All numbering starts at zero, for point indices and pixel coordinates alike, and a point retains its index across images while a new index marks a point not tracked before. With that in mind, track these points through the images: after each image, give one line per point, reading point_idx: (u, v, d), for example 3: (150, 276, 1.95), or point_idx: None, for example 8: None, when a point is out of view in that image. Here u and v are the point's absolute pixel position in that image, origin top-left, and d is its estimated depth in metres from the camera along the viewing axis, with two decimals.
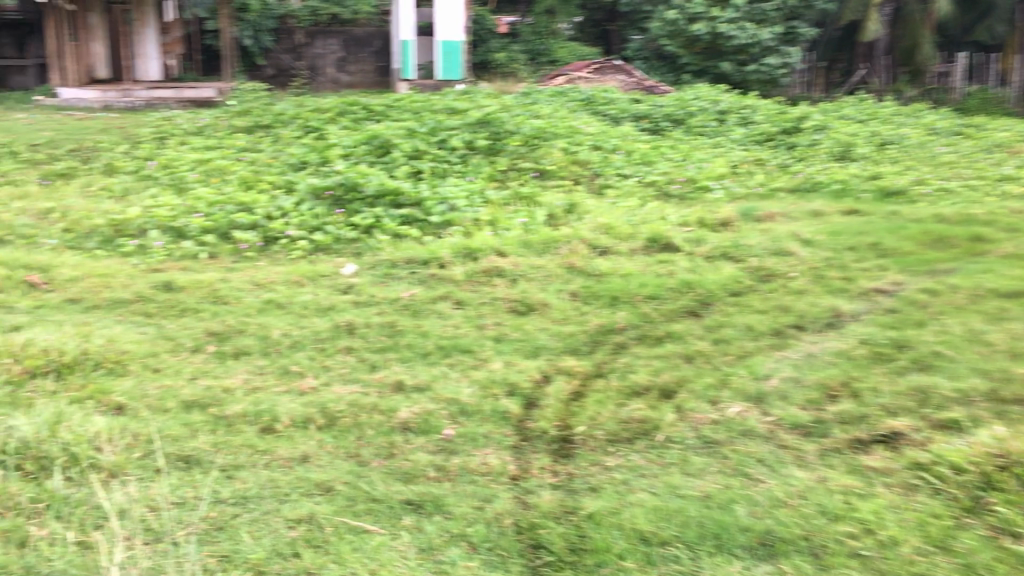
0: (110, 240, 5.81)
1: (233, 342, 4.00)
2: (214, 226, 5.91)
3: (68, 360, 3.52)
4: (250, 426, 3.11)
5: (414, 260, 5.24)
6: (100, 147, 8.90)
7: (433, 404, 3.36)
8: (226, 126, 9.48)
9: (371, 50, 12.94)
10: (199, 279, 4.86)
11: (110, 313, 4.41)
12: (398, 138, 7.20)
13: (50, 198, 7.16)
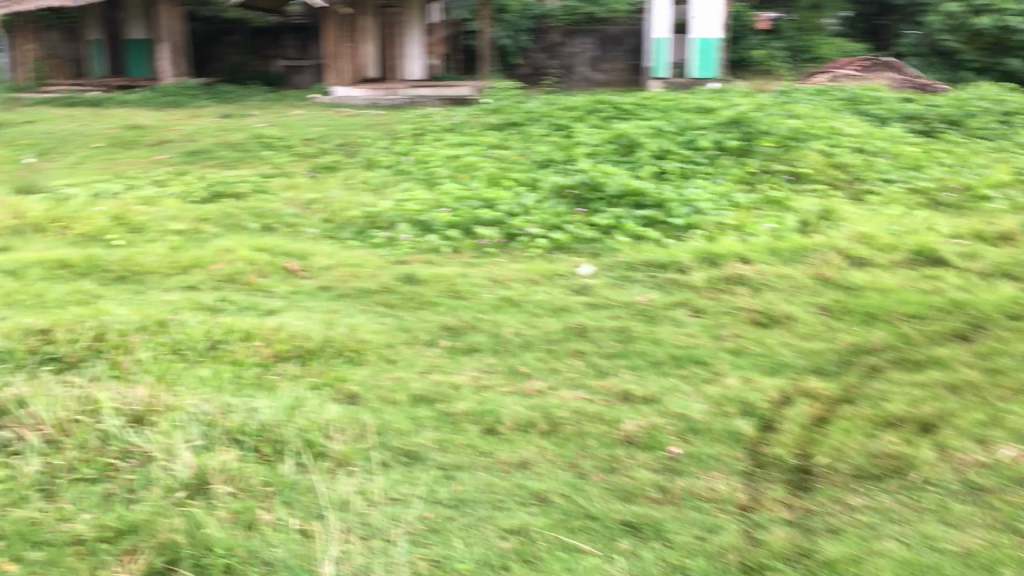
0: (363, 231, 6.13)
1: (465, 338, 4.03)
2: (458, 221, 6.07)
3: (311, 347, 3.61)
4: (473, 425, 3.07)
5: (652, 263, 5.07)
6: (364, 143, 9.58)
7: (660, 418, 3.17)
8: (478, 124, 9.79)
9: (624, 49, 12.91)
10: (440, 273, 5.02)
11: (356, 302, 4.63)
12: (644, 138, 7.07)
13: (316, 188, 7.70)
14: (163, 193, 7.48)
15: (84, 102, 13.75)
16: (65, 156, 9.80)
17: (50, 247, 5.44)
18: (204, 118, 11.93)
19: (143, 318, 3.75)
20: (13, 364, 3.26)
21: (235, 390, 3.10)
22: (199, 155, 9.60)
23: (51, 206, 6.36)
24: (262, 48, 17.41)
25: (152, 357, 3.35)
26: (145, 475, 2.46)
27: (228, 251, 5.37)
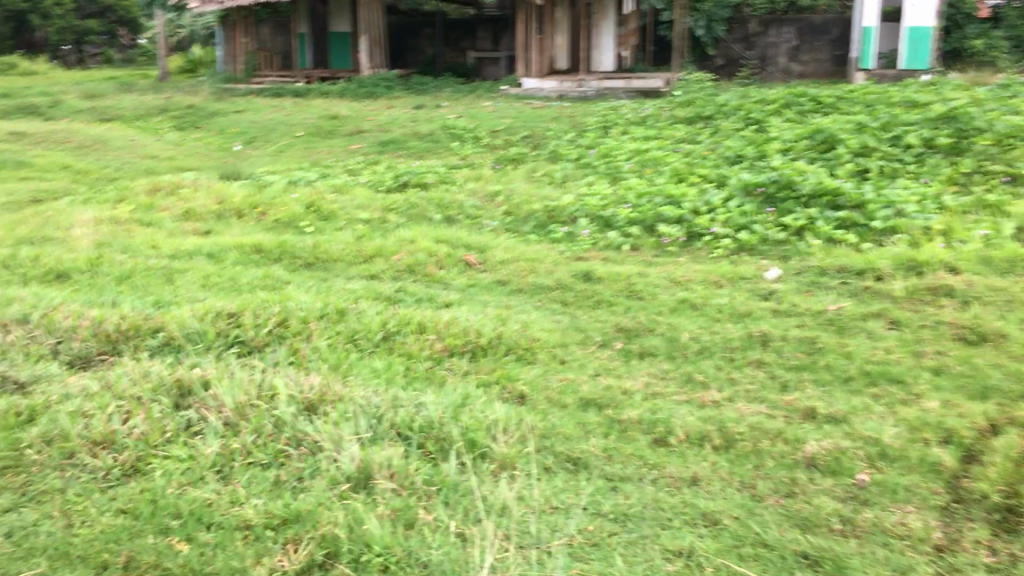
0: (544, 225, 6.15)
1: (640, 341, 3.91)
2: (640, 218, 5.94)
3: (483, 343, 3.61)
4: (643, 435, 2.95)
5: (847, 268, 4.75)
6: (550, 136, 9.60)
7: (847, 440, 2.92)
8: (667, 117, 9.59)
9: (828, 39, 12.63)
10: (618, 271, 4.93)
11: (531, 298, 4.61)
12: (844, 133, 6.66)
13: (500, 180, 7.77)
14: (355, 182, 7.76)
15: (291, 93, 14.56)
16: (270, 144, 10.39)
17: (250, 232, 5.75)
18: (398, 109, 12.34)
19: (325, 306, 3.87)
20: (203, 344, 3.42)
21: (405, 384, 3.12)
22: (391, 145, 9.92)
23: (253, 192, 6.73)
24: (456, 40, 18.02)
25: (330, 346, 3.45)
26: (314, 466, 2.50)
27: (410, 241, 5.48)
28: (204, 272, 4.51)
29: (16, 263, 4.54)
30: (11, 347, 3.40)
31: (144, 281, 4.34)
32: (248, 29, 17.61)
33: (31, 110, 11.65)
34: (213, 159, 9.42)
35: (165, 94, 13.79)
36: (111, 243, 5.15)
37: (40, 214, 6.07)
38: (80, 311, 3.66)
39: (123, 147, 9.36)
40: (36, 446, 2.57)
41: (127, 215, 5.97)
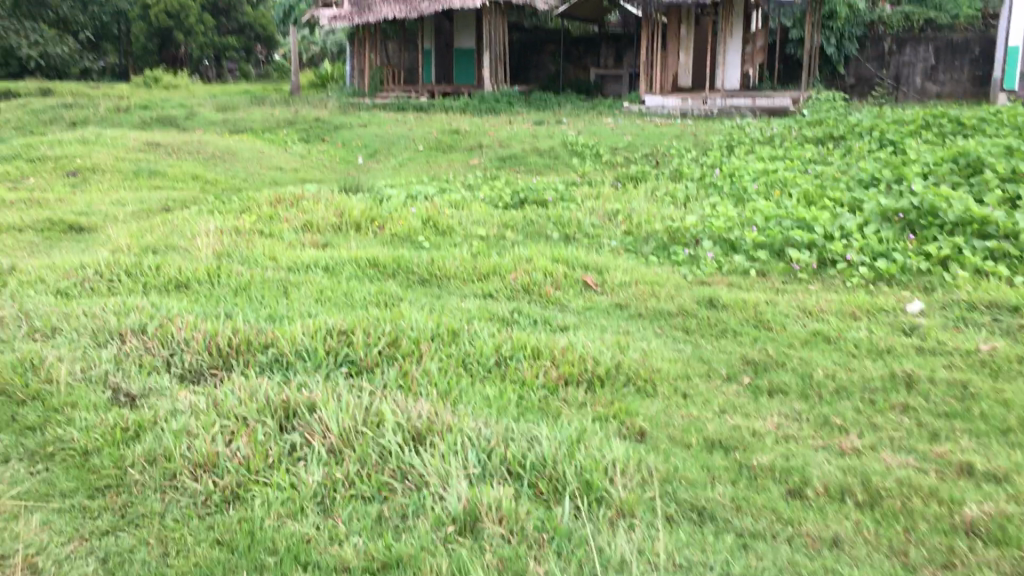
0: (665, 247, 5.90)
1: (770, 376, 3.61)
2: (768, 242, 5.62)
3: (602, 371, 3.39)
4: (776, 484, 2.67)
5: (1000, 305, 4.35)
6: (673, 154, 9.33)
7: (1012, 505, 2.55)
8: (796, 137, 9.18)
9: (969, 58, 12.95)
10: (746, 298, 4.64)
11: (652, 324, 4.36)
12: (993, 157, 6.19)
13: (620, 199, 7.55)
14: (473, 197, 7.68)
15: (413, 107, 14.72)
16: (392, 158, 10.48)
17: (366, 246, 5.71)
18: (518, 124, 12.28)
19: (437, 326, 3.73)
20: (313, 361, 3.34)
21: (517, 414, 2.94)
22: (510, 161, 9.83)
23: (372, 205, 6.72)
24: (579, 57, 17.90)
25: (441, 369, 3.30)
26: (420, 504, 2.35)
27: (527, 259, 5.32)
28: (318, 287, 4.46)
29: (139, 271, 4.60)
30: (126, 356, 3.40)
31: (259, 294, 4.31)
32: (375, 45, 17.96)
33: (167, 120, 12.11)
34: (336, 172, 9.53)
35: (294, 107, 14.16)
36: (231, 253, 5.18)
37: (168, 223, 6.21)
38: (195, 323, 3.64)
39: (250, 158, 9.58)
40: (139, 465, 2.52)
41: (248, 225, 6.03)
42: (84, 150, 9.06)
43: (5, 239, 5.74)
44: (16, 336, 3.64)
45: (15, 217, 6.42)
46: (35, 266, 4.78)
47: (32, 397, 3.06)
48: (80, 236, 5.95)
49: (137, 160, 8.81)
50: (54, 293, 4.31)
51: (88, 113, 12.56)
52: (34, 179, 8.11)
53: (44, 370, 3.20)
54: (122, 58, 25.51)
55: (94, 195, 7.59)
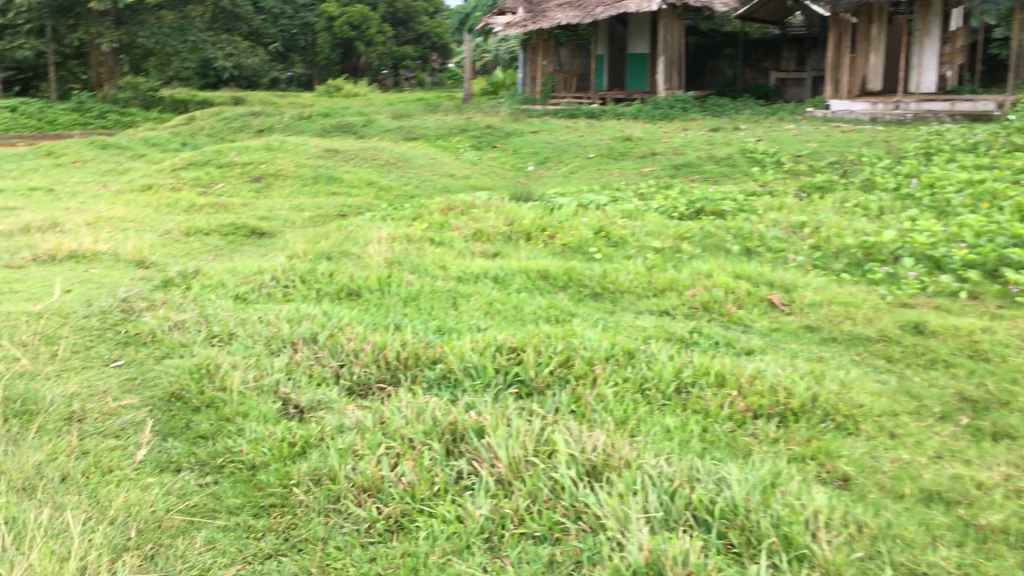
0: (859, 264, 5.42)
1: (994, 417, 3.15)
2: (979, 260, 5.06)
3: (795, 405, 3.05)
4: (1011, 550, 2.27)
5: None
6: (862, 162, 8.71)
7: None
8: (1005, 144, 8.37)
9: None
10: (957, 324, 4.15)
11: (848, 351, 3.95)
12: None
13: (805, 211, 7.06)
14: (647, 207, 7.40)
15: (585, 114, 14.56)
16: (563, 165, 10.33)
17: (536, 256, 5.54)
18: (693, 131, 11.88)
19: (612, 346, 3.50)
20: (481, 381, 3.18)
21: (700, 450, 2.66)
22: (685, 169, 9.47)
23: (543, 214, 6.56)
24: (758, 60, 17.34)
25: (617, 394, 3.06)
26: (596, 549, 2.12)
27: (707, 274, 5.00)
28: (487, 299, 4.33)
29: (314, 278, 4.61)
30: (297, 366, 3.36)
31: (428, 305, 4.22)
32: (548, 52, 17.93)
33: (347, 128, 12.45)
34: (507, 180, 9.48)
35: (468, 115, 14.28)
36: (403, 261, 5.14)
37: (343, 229, 6.27)
38: (365, 335, 3.57)
39: (424, 165, 9.66)
40: (304, 485, 2.42)
41: (420, 233, 6.00)
42: (268, 156, 9.40)
43: (193, 243, 5.94)
44: (195, 340, 3.68)
45: (204, 221, 6.66)
46: (218, 270, 4.89)
47: (206, 403, 3.05)
48: (261, 242, 6.10)
49: (317, 167, 9.05)
50: (233, 297, 4.37)
51: (274, 121, 13.12)
52: (222, 184, 8.46)
53: (219, 377, 3.20)
54: (308, 69, 26.78)
55: (276, 200, 7.82)
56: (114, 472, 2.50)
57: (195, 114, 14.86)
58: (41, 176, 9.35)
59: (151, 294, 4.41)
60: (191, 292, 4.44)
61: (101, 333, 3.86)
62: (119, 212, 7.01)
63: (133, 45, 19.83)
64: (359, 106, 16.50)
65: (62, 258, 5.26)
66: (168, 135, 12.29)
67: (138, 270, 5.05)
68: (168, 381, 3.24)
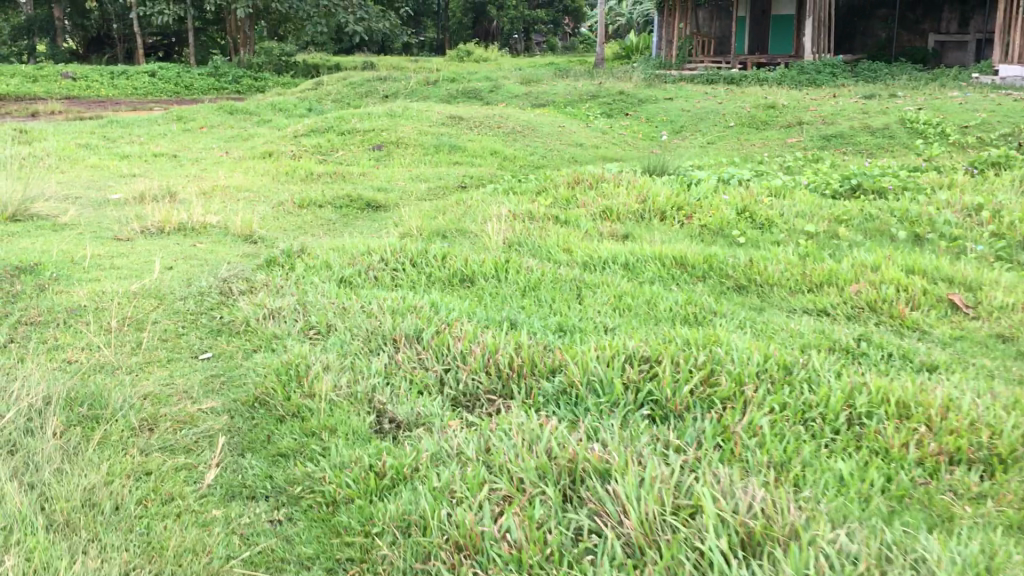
0: None
1: None
2: None
3: (1004, 448, 2.39)
4: None
5: None
6: None
7: None
8: None
9: None
10: None
11: None
12: None
13: (980, 190, 6.20)
14: (794, 183, 6.69)
15: (724, 80, 13.71)
16: (700, 135, 9.64)
17: (672, 239, 4.97)
18: (844, 98, 10.94)
19: (764, 357, 2.92)
20: (607, 399, 2.68)
21: (886, 514, 2.07)
22: (836, 140, 8.64)
23: (679, 191, 5.96)
24: (914, 22, 15.90)
25: (774, 427, 2.50)
26: None
27: (871, 266, 4.32)
28: (616, 292, 3.82)
29: (425, 261, 4.20)
30: (397, 370, 2.96)
31: (548, 296, 3.74)
32: (686, 14, 17.06)
33: (473, 93, 12.06)
34: (640, 150, 8.90)
35: (599, 80, 13.69)
36: (523, 243, 4.68)
37: (462, 204, 5.87)
38: (476, 333, 3.13)
39: (551, 134, 9.17)
40: (389, 536, 2.01)
41: (543, 210, 5.52)
42: (391, 123, 9.09)
43: (306, 215, 5.66)
44: (291, 332, 3.33)
45: (320, 192, 6.38)
46: (325, 249, 4.55)
47: (291, 414, 2.67)
48: (376, 216, 5.76)
49: (440, 134, 8.69)
50: (337, 281, 4.01)
51: (400, 86, 12.87)
52: (343, 152, 8.21)
53: (308, 380, 2.82)
54: (441, 33, 26.74)
55: (396, 169, 7.51)
56: (176, 501, 2.15)
57: (324, 78, 14.80)
58: (170, 141, 9.34)
59: (253, 276, 4.10)
60: (294, 274, 4.11)
61: (195, 319, 3.57)
62: (237, 181, 6.82)
63: (269, 10, 20.04)
64: (488, 71, 16.13)
65: (171, 231, 5.04)
66: (295, 100, 12.21)
67: (245, 246, 4.77)
68: (255, 381, 2.89)
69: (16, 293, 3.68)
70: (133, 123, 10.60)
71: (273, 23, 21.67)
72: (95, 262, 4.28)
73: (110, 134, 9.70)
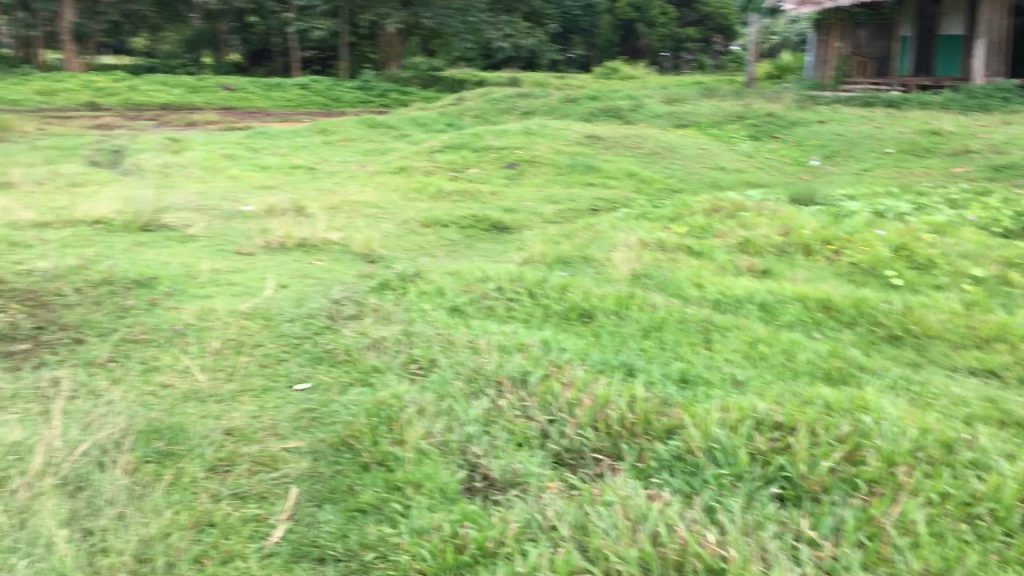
0: None
1: None
2: None
3: None
4: None
5: None
6: None
7: None
8: None
9: None
10: None
11: None
12: None
13: None
14: (959, 218, 6.05)
15: (882, 102, 12.89)
16: (854, 162, 9.02)
17: (816, 278, 4.52)
18: (1019, 126, 10.03)
19: (921, 431, 2.48)
20: (730, 471, 2.32)
21: None
22: (1009, 171, 7.86)
23: (828, 224, 5.47)
24: None
25: (930, 526, 2.09)
26: None
27: None
28: (749, 337, 3.44)
29: (543, 292, 3.93)
30: (497, 417, 2.68)
31: (672, 339, 3.40)
32: (844, 33, 16.24)
33: (614, 112, 11.75)
34: (787, 177, 8.39)
35: (748, 100, 13.13)
36: (651, 276, 4.35)
37: (591, 229, 5.58)
38: (588, 381, 2.82)
39: (692, 156, 8.77)
40: None
41: (677, 238, 5.16)
42: (526, 141, 8.91)
43: (429, 235, 5.51)
44: (391, 366, 3.12)
45: (447, 210, 6.23)
46: (442, 272, 4.35)
47: (377, 462, 2.45)
48: (501, 238, 5.56)
49: (575, 154, 8.44)
50: (449, 310, 3.79)
51: (541, 103, 12.71)
52: (475, 170, 8.08)
53: (400, 424, 2.60)
54: (589, 51, 26.60)
55: (527, 189, 7.30)
56: (234, 563, 1.97)
57: (466, 94, 14.84)
58: (310, 154, 9.46)
59: (365, 299, 3.94)
60: (405, 299, 3.91)
61: (298, 343, 3.42)
62: (367, 196, 6.77)
63: (419, 26, 20.40)
64: (632, 89, 15.82)
65: (292, 248, 4.97)
66: (436, 114, 12.24)
67: (363, 266, 4.64)
68: (345, 420, 2.68)
69: (128, 308, 3.64)
70: (278, 135, 10.83)
71: (423, 39, 22.03)
72: (212, 278, 4.23)
73: (256, 145, 9.94)
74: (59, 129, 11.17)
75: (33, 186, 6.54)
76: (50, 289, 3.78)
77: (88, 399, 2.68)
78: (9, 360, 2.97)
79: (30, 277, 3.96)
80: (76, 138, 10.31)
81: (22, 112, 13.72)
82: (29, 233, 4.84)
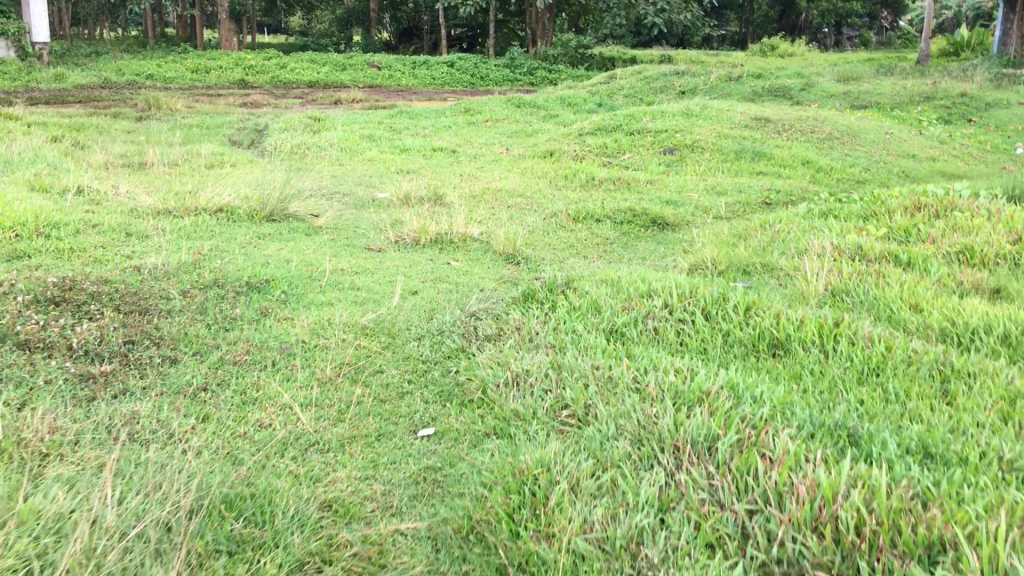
0: None
1: None
2: None
3: None
4: None
5: None
6: None
7: None
8: None
9: None
10: None
11: None
12: None
13: None
14: None
15: None
16: None
17: None
18: None
19: None
20: None
21: None
22: None
23: None
24: None
25: None
26: None
27: None
28: (1002, 387, 2.60)
29: (722, 313, 3.21)
30: (677, 502, 1.99)
31: (898, 388, 2.61)
32: None
33: (781, 90, 10.73)
34: (990, 167, 7.27)
35: (933, 79, 11.80)
36: (854, 294, 3.55)
37: (769, 227, 4.79)
38: (801, 456, 2.07)
39: (875, 141, 7.77)
40: None
41: (877, 243, 4.30)
42: (687, 123, 8.10)
43: (580, 231, 4.85)
44: (536, 414, 2.50)
45: (599, 201, 5.55)
46: (596, 280, 3.69)
47: (517, 566, 1.82)
48: (663, 237, 4.84)
49: (742, 138, 7.58)
50: (607, 332, 3.13)
51: (700, 81, 11.81)
52: (630, 155, 7.36)
53: (547, 508, 1.94)
54: (744, 27, 25.30)
55: (689, 177, 6.54)
56: None
57: (616, 72, 14.10)
58: (453, 134, 8.97)
59: (507, 313, 3.33)
60: (553, 317, 3.26)
61: (425, 371, 2.86)
62: (512, 183, 6.18)
63: None
64: (797, 66, 14.62)
65: (427, 244, 4.41)
66: (586, 93, 11.54)
67: (505, 269, 4.03)
68: (476, 496, 2.07)
69: (234, 319, 3.15)
70: (421, 114, 10.39)
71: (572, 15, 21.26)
72: (335, 280, 3.72)
73: (398, 124, 9.52)
74: (207, 106, 11.10)
75: (166, 167, 6.27)
76: (154, 291, 3.34)
77: (164, 448, 2.18)
78: (85, 387, 2.52)
79: (136, 274, 3.55)
80: (220, 115, 10.18)
81: (177, 89, 13.88)
82: (149, 222, 4.48)
